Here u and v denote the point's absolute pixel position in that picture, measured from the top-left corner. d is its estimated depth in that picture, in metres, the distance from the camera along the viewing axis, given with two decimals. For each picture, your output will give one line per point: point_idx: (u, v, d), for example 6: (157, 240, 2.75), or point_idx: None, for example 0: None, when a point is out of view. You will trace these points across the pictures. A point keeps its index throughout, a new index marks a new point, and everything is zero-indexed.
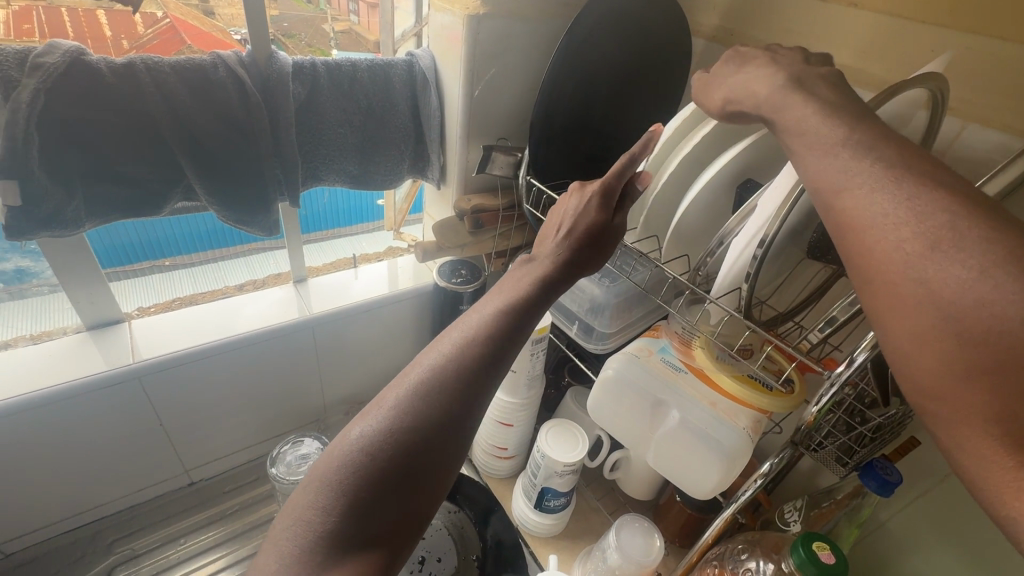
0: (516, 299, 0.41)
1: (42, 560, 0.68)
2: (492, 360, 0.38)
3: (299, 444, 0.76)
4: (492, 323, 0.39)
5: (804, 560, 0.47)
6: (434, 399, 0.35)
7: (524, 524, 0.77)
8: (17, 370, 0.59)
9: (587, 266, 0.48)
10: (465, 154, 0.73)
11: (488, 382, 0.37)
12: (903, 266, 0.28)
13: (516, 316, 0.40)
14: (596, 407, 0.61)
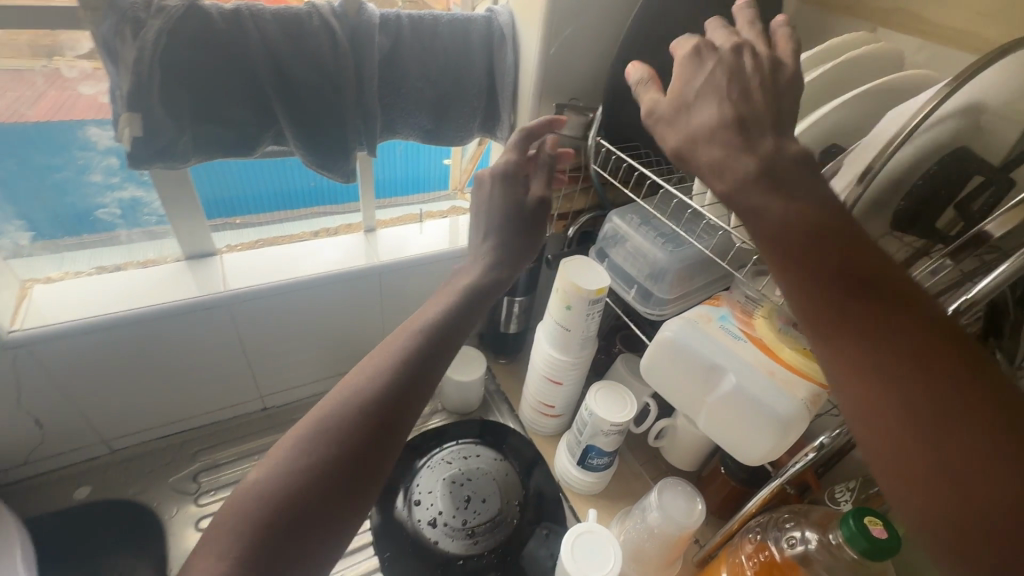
0: (413, 344, 0.50)
1: (141, 459, 0.78)
2: (402, 400, 0.46)
3: None
4: (387, 376, 0.46)
5: (854, 533, 0.47)
6: (348, 432, 0.43)
7: (566, 480, 0.80)
8: (129, 288, 0.67)
9: (505, 263, 0.64)
10: (535, 116, 0.74)
11: (399, 423, 0.45)
12: (832, 342, 0.33)
13: (423, 361, 0.49)
14: (649, 367, 0.62)
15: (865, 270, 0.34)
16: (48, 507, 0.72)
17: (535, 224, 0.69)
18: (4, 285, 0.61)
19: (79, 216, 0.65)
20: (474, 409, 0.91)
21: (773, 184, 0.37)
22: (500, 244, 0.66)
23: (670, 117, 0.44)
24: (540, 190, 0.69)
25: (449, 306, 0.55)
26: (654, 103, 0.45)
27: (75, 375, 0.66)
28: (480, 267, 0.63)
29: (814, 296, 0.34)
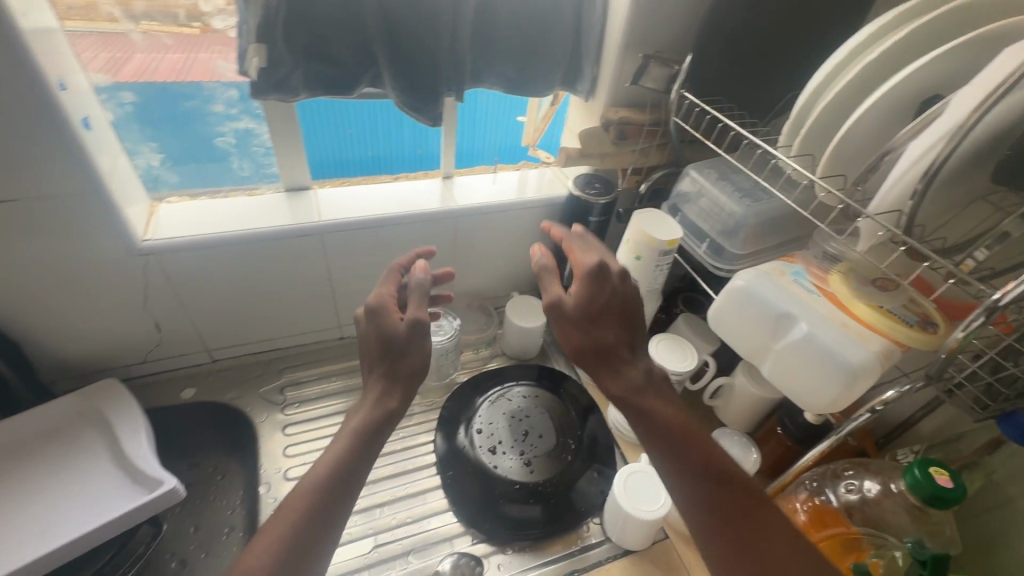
0: (389, 393, 0.58)
1: (237, 370, 0.87)
2: (379, 442, 0.55)
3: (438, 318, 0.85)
4: (356, 456, 0.53)
5: (918, 481, 0.48)
6: (346, 469, 0.52)
7: (619, 427, 0.83)
8: (239, 212, 0.74)
9: (391, 394, 0.57)
10: (619, 68, 0.74)
11: (373, 458, 0.54)
12: (699, 521, 0.48)
13: (392, 410, 0.58)
14: (717, 315, 0.63)
15: (698, 468, 0.50)
16: (160, 402, 0.82)
17: (407, 348, 0.58)
18: (138, 200, 0.69)
19: (201, 144, 0.72)
20: (532, 356, 0.95)
21: (655, 394, 0.54)
22: (395, 341, 0.58)
23: (575, 320, 0.56)
24: (414, 311, 0.60)
25: (380, 409, 0.56)
26: (559, 296, 0.57)
27: (191, 286, 0.74)
28: (402, 387, 0.58)
29: (676, 469, 0.50)
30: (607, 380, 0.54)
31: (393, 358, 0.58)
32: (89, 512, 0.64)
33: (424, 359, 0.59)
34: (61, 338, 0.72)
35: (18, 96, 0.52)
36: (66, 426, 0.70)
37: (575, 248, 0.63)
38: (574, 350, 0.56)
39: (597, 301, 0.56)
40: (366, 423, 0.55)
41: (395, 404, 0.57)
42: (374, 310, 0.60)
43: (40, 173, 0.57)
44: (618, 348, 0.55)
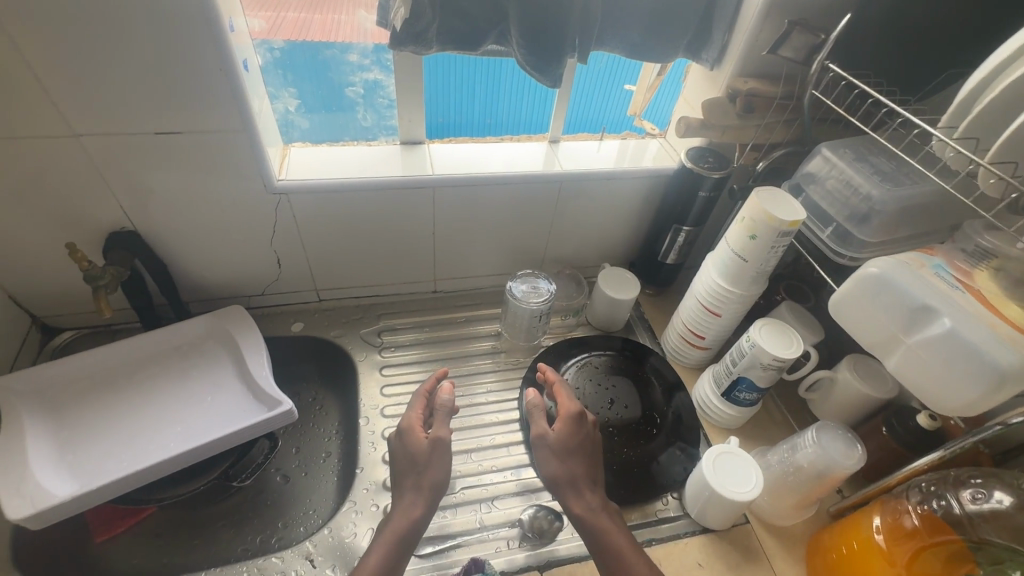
0: (428, 489, 0.63)
1: (339, 310, 0.93)
2: (414, 532, 0.61)
3: (534, 281, 0.86)
4: (396, 544, 0.59)
5: None
6: (394, 555, 0.59)
7: (705, 408, 0.83)
8: (359, 160, 0.78)
9: (416, 504, 0.62)
10: (756, 34, 0.70)
11: (409, 547, 0.61)
12: None
13: (427, 505, 0.63)
14: (841, 300, 0.60)
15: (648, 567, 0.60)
16: (273, 331, 0.89)
17: (429, 465, 0.64)
18: (274, 141, 0.74)
19: (333, 93, 0.76)
20: (618, 329, 0.95)
21: (618, 524, 0.64)
22: (421, 465, 0.65)
23: (554, 451, 0.67)
24: (437, 431, 0.66)
25: (414, 512, 0.62)
26: (544, 430, 0.69)
27: (312, 226, 0.80)
28: (425, 496, 0.63)
29: (621, 554, 0.61)
30: (571, 499, 0.64)
31: (418, 469, 0.65)
32: (221, 421, 0.71)
33: (444, 474, 0.65)
34: (199, 263, 0.80)
35: (197, 32, 0.56)
36: (200, 341, 0.78)
37: (561, 389, 0.74)
38: (554, 472, 0.66)
39: (570, 442, 0.67)
40: (410, 523, 0.61)
41: (425, 510, 0.63)
42: (406, 431, 0.67)
43: (203, 107, 0.62)
44: (584, 477, 0.66)
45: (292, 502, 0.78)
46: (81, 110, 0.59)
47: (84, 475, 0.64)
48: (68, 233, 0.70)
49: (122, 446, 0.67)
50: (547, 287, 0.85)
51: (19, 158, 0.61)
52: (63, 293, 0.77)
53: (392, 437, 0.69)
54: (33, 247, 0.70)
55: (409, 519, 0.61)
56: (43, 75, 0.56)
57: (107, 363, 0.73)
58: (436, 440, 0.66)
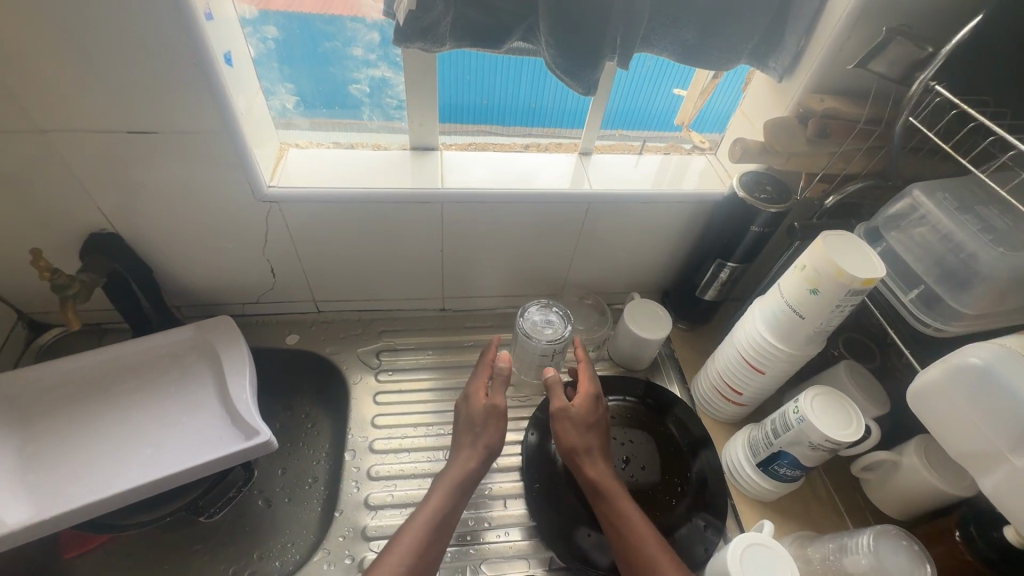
0: (487, 449, 0.66)
1: (339, 324, 0.86)
2: (470, 484, 0.64)
3: (548, 310, 0.76)
4: (452, 494, 0.62)
5: None
6: (451, 500, 0.62)
7: (736, 476, 0.72)
8: (361, 168, 0.70)
9: (471, 457, 0.65)
10: (841, 42, 0.57)
11: (463, 498, 0.63)
12: None
13: (481, 464, 0.65)
14: (924, 390, 0.48)
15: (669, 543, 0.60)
16: (266, 342, 0.83)
17: (483, 428, 0.66)
18: (268, 143, 0.66)
19: (335, 89, 0.67)
20: (642, 368, 0.85)
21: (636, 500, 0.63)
22: (480, 426, 0.67)
23: (575, 424, 0.67)
24: (494, 398, 0.68)
25: (469, 463, 0.65)
26: (565, 405, 0.67)
27: (308, 236, 0.72)
28: (481, 452, 0.66)
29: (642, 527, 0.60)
30: (587, 468, 0.64)
31: (469, 432, 0.67)
32: (194, 447, 0.66)
33: (498, 435, 0.67)
34: (188, 268, 0.74)
35: (166, 21, 0.48)
36: (184, 353, 0.73)
37: (584, 368, 0.73)
38: (570, 445, 0.66)
39: (588, 417, 0.68)
40: (464, 473, 0.64)
41: (482, 459, 0.65)
42: (467, 399, 0.70)
43: (180, 105, 0.55)
44: (599, 449, 0.66)
45: (270, 531, 0.72)
46: (46, 105, 0.53)
47: (42, 501, 0.60)
48: (45, 231, 0.65)
49: (87, 467, 0.63)
50: (564, 326, 0.74)
51: None
52: (47, 291, 0.73)
53: (456, 400, 0.71)
54: (10, 244, 0.66)
55: (467, 471, 0.64)
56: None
57: (83, 374, 0.68)
58: (490, 405, 0.67)
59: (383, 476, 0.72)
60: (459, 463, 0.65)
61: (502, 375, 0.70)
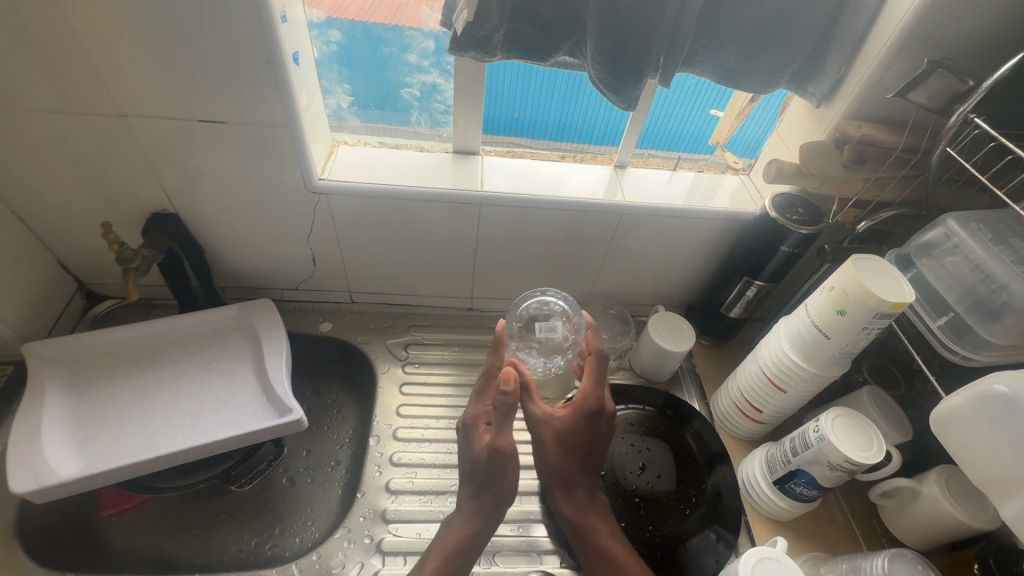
0: (484, 505, 0.63)
1: (370, 316, 0.90)
2: (474, 544, 0.62)
3: (546, 308, 0.72)
4: (452, 553, 0.60)
5: None
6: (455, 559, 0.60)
7: (752, 492, 0.72)
8: (406, 166, 0.73)
9: (474, 516, 0.63)
10: (881, 72, 0.58)
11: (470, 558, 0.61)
12: None
13: (482, 523, 0.62)
14: (947, 415, 0.48)
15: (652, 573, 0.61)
16: (300, 327, 0.87)
17: (489, 471, 0.62)
18: (322, 138, 0.70)
19: (388, 93, 0.71)
20: (662, 380, 0.86)
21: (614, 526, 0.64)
22: (484, 471, 0.62)
23: (557, 446, 0.65)
24: (495, 438, 0.61)
25: (469, 514, 0.63)
26: (551, 416, 0.66)
27: (349, 228, 0.76)
28: (483, 504, 0.63)
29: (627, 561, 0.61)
30: (563, 502, 0.65)
31: (473, 468, 0.63)
32: (231, 420, 0.69)
33: (507, 468, 0.62)
34: (236, 251, 0.78)
35: (246, 20, 0.53)
36: (226, 330, 0.77)
37: (595, 361, 0.65)
38: (554, 472, 0.66)
39: (577, 434, 0.65)
40: (466, 535, 0.61)
41: (491, 503, 0.63)
42: (468, 429, 0.64)
43: (249, 98, 0.59)
44: (584, 472, 0.66)
45: (292, 508, 0.76)
46: (130, 92, 0.58)
47: (91, 455, 0.64)
48: (113, 207, 0.70)
49: (133, 430, 0.67)
50: (563, 338, 0.70)
51: (72, 133, 0.61)
52: (107, 264, 0.78)
53: (456, 425, 0.65)
54: (81, 216, 0.71)
55: (473, 518, 0.62)
56: (94, 53, 0.54)
57: (135, 342, 0.74)
58: (490, 450, 0.61)
59: (405, 463, 0.74)
60: (460, 522, 0.62)
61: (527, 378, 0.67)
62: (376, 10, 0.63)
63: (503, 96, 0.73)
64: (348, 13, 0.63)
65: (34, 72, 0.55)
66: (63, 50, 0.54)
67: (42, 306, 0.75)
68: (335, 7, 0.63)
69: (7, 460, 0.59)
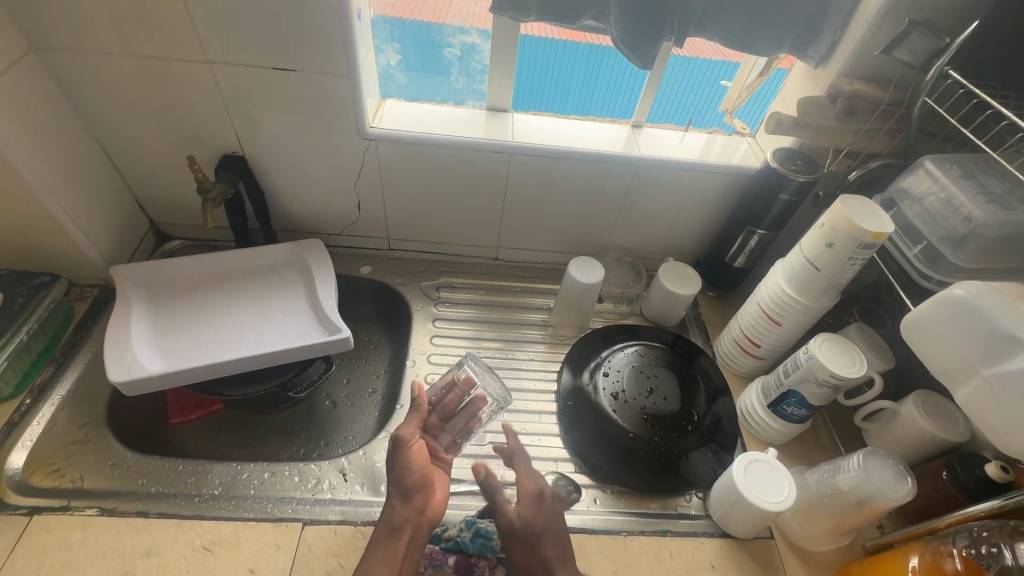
0: (416, 497, 0.63)
1: (406, 262, 0.99)
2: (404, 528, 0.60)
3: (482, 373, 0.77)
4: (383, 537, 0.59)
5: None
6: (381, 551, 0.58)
7: (749, 418, 0.80)
8: (446, 119, 0.83)
9: (403, 501, 0.62)
10: (870, 34, 0.66)
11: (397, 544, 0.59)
12: None
13: (418, 512, 0.62)
14: (915, 321, 0.56)
15: None
16: (343, 269, 0.96)
17: (415, 469, 0.63)
18: (372, 92, 0.80)
19: (434, 55, 0.81)
20: (670, 325, 0.94)
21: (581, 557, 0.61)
22: (410, 475, 0.63)
23: (517, 538, 0.60)
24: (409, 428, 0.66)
25: (394, 509, 0.61)
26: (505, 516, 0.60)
27: (393, 175, 0.85)
28: (413, 504, 0.62)
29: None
30: (544, 544, 0.59)
31: (401, 478, 0.63)
32: (290, 337, 0.79)
33: (423, 476, 0.64)
34: (292, 195, 0.88)
35: None
36: (281, 265, 0.87)
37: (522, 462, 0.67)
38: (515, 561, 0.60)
39: (534, 526, 0.60)
40: (400, 527, 0.60)
41: (410, 509, 0.61)
42: (398, 445, 0.64)
43: (319, 49, 0.69)
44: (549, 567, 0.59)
45: (335, 425, 0.84)
46: (218, 41, 0.67)
47: (173, 358, 0.74)
48: (191, 148, 0.80)
49: (207, 341, 0.77)
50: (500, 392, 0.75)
51: (165, 77, 0.71)
52: (179, 203, 0.88)
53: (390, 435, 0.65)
54: (163, 157, 0.81)
55: (396, 519, 0.60)
56: (193, 4, 0.64)
57: (203, 271, 0.84)
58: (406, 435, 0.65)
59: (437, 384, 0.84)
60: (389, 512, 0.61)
61: (469, 423, 0.75)
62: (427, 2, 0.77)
63: (535, 60, 0.81)
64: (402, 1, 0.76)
65: (141, 22, 0.65)
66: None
67: (122, 237, 0.85)
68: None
69: (107, 353, 0.69)
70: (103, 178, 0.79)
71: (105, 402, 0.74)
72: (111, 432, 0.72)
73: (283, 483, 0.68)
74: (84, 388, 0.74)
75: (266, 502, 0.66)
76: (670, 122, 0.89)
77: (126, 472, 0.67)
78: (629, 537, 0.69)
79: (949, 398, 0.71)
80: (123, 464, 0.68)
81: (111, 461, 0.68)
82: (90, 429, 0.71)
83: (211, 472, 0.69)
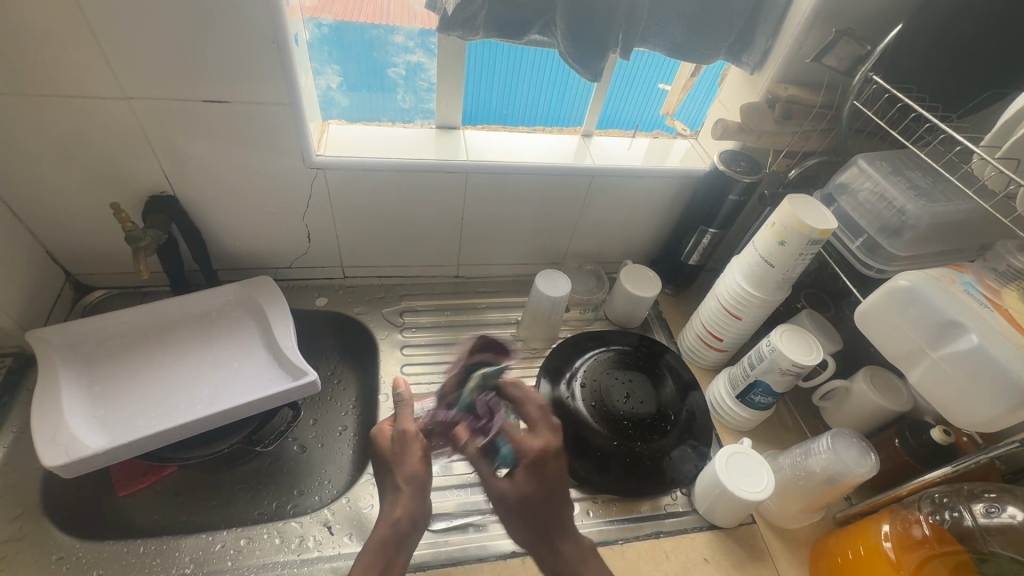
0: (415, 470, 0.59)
1: (363, 289, 0.95)
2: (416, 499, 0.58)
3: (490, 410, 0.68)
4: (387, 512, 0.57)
5: (976, 558, 0.53)
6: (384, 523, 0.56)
7: (719, 408, 0.84)
8: (397, 140, 0.80)
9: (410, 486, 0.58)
10: (800, 43, 0.71)
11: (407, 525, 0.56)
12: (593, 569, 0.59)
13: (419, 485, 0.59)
14: (868, 309, 0.62)
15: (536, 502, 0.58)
16: (297, 303, 0.90)
17: (400, 455, 0.59)
18: (315, 118, 0.76)
19: (376, 73, 0.77)
20: (635, 326, 0.97)
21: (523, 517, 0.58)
22: (417, 469, 0.59)
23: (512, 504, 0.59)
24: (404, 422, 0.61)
25: (397, 513, 0.56)
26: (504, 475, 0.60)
27: (346, 204, 0.81)
28: (415, 486, 0.58)
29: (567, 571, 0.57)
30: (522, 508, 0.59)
31: (404, 474, 0.59)
32: (249, 388, 0.73)
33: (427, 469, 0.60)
34: (232, 231, 0.81)
35: (255, 5, 0.57)
36: (228, 309, 0.81)
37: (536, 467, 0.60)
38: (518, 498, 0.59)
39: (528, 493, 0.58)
40: (401, 505, 0.57)
41: (416, 507, 0.58)
42: (407, 438, 0.60)
43: (254, 79, 0.64)
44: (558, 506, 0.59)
45: (307, 471, 0.77)
46: (136, 75, 0.61)
47: (115, 430, 0.66)
48: (110, 193, 0.72)
49: (153, 406, 0.70)
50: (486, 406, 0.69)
51: (71, 117, 0.63)
52: (100, 251, 0.79)
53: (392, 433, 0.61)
54: (77, 203, 0.72)
55: (400, 502, 0.57)
56: (100, 36, 0.57)
57: (138, 327, 0.76)
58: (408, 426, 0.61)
59: None
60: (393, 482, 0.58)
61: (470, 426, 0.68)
62: (358, 12, 0.70)
63: (481, 76, 0.80)
64: (331, 13, 0.69)
65: (38, 60, 0.57)
66: (69, 34, 0.56)
67: (36, 296, 0.75)
68: (319, 8, 0.69)
69: (36, 435, 0.61)
70: (7, 233, 0.70)
71: (39, 488, 0.65)
72: (51, 521, 0.64)
73: (264, 548, 0.64)
74: (9, 476, 0.65)
75: (247, 573, 0.62)
76: (617, 128, 0.91)
77: (77, 565, 0.61)
78: (626, 545, 0.71)
79: (893, 371, 0.78)
80: (73, 556, 0.61)
81: (57, 555, 0.61)
82: (25, 521, 0.63)
83: (180, 548, 0.63)
